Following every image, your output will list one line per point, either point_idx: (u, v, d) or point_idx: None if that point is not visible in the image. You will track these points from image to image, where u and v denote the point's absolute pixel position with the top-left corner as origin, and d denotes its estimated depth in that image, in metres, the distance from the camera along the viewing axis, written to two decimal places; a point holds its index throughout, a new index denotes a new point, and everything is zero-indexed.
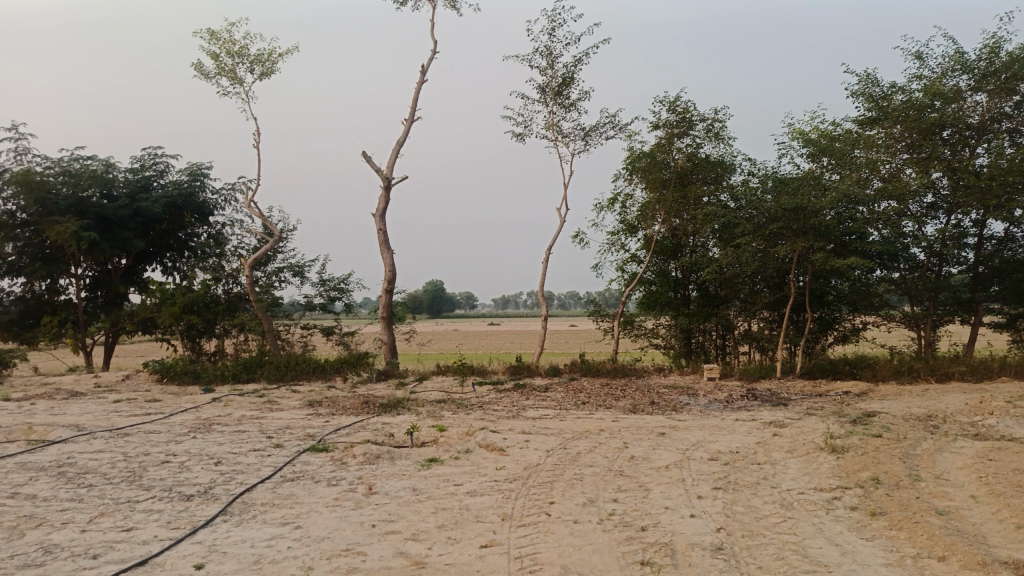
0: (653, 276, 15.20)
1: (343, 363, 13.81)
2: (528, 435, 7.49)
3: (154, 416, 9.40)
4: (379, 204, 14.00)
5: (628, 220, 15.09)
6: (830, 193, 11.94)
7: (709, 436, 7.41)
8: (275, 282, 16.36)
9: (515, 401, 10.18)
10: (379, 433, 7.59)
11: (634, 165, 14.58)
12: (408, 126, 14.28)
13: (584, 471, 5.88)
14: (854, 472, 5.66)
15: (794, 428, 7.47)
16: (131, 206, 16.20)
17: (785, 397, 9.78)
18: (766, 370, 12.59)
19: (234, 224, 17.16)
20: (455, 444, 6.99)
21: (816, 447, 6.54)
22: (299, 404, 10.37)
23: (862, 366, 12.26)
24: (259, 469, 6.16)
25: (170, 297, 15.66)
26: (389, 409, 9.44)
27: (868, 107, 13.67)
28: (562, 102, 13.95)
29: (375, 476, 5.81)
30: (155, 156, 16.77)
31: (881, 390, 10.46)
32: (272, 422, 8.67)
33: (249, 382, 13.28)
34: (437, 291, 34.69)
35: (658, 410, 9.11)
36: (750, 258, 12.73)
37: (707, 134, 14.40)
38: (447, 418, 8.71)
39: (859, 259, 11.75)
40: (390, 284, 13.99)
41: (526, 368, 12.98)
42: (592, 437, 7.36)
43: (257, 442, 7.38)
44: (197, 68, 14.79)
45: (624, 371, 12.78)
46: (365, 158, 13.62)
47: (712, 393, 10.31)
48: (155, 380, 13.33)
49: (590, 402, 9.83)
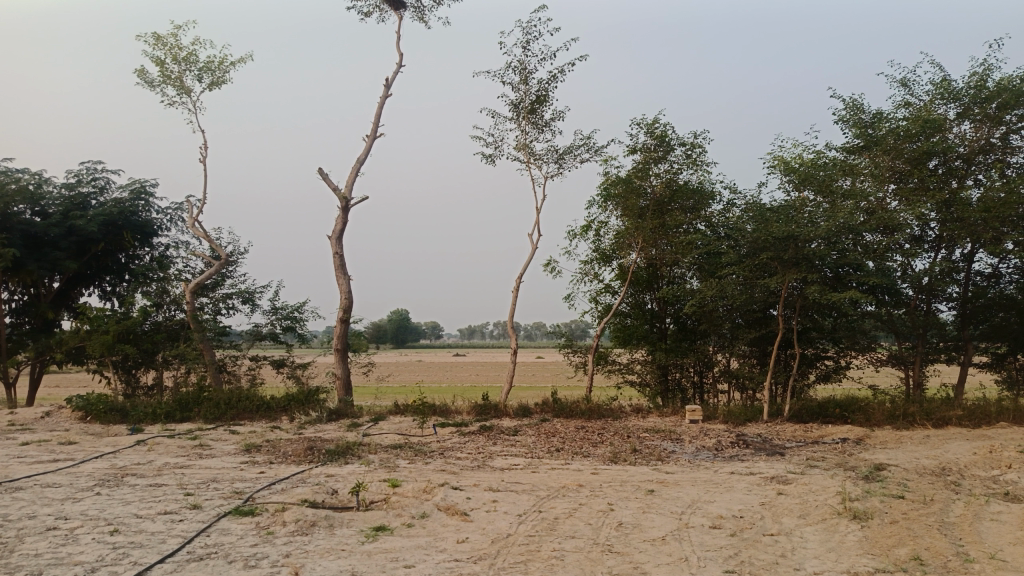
0: (627, 308, 14.32)
1: (291, 400, 12.57)
2: (495, 493, 6.40)
3: (61, 464, 8.10)
4: (336, 226, 12.91)
5: (602, 249, 14.24)
6: (822, 221, 11.12)
7: (705, 494, 6.41)
8: (222, 309, 15.17)
9: (481, 446, 9.09)
10: (320, 490, 6.43)
11: (609, 191, 13.77)
12: (368, 143, 13.27)
13: (565, 547, 4.83)
14: (890, 548, 4.71)
15: (800, 486, 6.51)
16: (64, 224, 14.83)
17: (780, 445, 8.84)
18: (752, 412, 11.69)
19: (179, 246, 15.92)
20: (408, 507, 5.86)
21: (833, 512, 5.59)
22: (235, 449, 9.13)
23: (855, 409, 11.42)
24: (164, 542, 4.98)
25: (102, 324, 14.24)
26: (336, 457, 8.28)
27: (856, 134, 13.03)
28: (535, 121, 13.12)
29: (306, 554, 4.67)
30: (95, 171, 15.46)
31: (878, 437, 9.60)
32: (197, 474, 7.46)
33: (183, 421, 11.97)
34: (402, 321, 33.27)
35: (641, 460, 8.09)
36: (735, 291, 11.92)
37: (686, 160, 13.66)
38: (401, 469, 7.58)
39: (858, 292, 10.92)
40: (345, 312, 12.86)
41: (493, 408, 11.90)
42: (569, 497, 6.32)
43: (172, 502, 6.17)
44: (141, 75, 13.67)
45: (599, 412, 11.77)
46: (321, 176, 12.55)
47: (698, 439, 9.33)
48: (79, 418, 11.95)
49: (565, 449, 8.78)
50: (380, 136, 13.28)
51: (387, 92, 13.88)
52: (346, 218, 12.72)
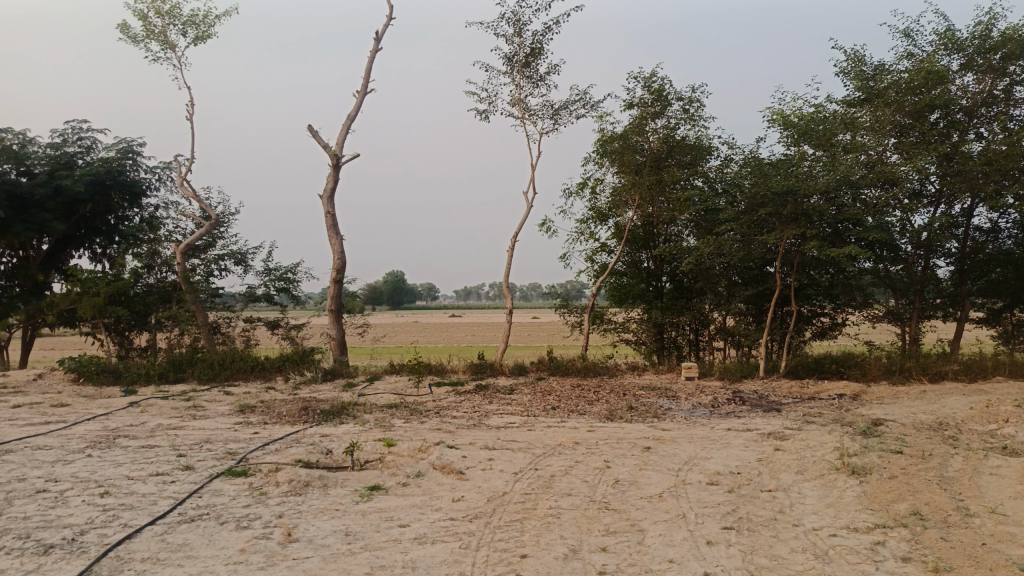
0: (623, 267, 14.20)
1: (285, 361, 12.49)
2: (491, 451, 6.35)
3: (53, 426, 8.03)
4: (327, 185, 12.68)
5: (598, 207, 14.05)
6: (821, 176, 10.94)
7: (702, 451, 6.36)
8: (214, 270, 15.01)
9: (477, 405, 9.04)
10: (314, 450, 6.37)
11: (605, 147, 13.53)
12: (359, 99, 12.97)
13: (561, 504, 4.78)
14: (889, 503, 4.67)
15: (798, 441, 6.47)
16: (50, 184, 14.55)
17: (776, 401, 8.81)
18: (748, 369, 11.66)
19: (169, 206, 15.67)
20: (403, 466, 5.80)
21: (831, 467, 5.54)
22: (229, 410, 9.06)
23: (851, 364, 11.40)
24: (155, 504, 4.91)
25: (93, 286, 13.99)
26: (331, 417, 8.22)
27: (857, 86, 12.75)
28: (530, 75, 12.81)
29: (300, 514, 4.61)
30: (80, 130, 15.11)
31: (875, 392, 9.57)
32: (190, 435, 7.40)
33: (177, 383, 11.91)
34: (398, 282, 33.16)
35: (638, 417, 8.04)
36: (732, 248, 11.79)
37: (684, 115, 13.40)
38: (396, 429, 7.52)
39: (857, 247, 10.79)
40: (338, 272, 12.70)
41: (488, 367, 11.85)
42: (565, 455, 6.28)
43: (164, 463, 6.10)
44: (123, 30, 13.27)
45: (595, 370, 11.73)
46: (310, 133, 12.29)
47: (694, 396, 9.29)
48: (72, 380, 11.87)
49: (561, 407, 8.73)
50: (370, 91, 12.98)
51: (377, 45, 13.52)
52: (337, 176, 12.48)
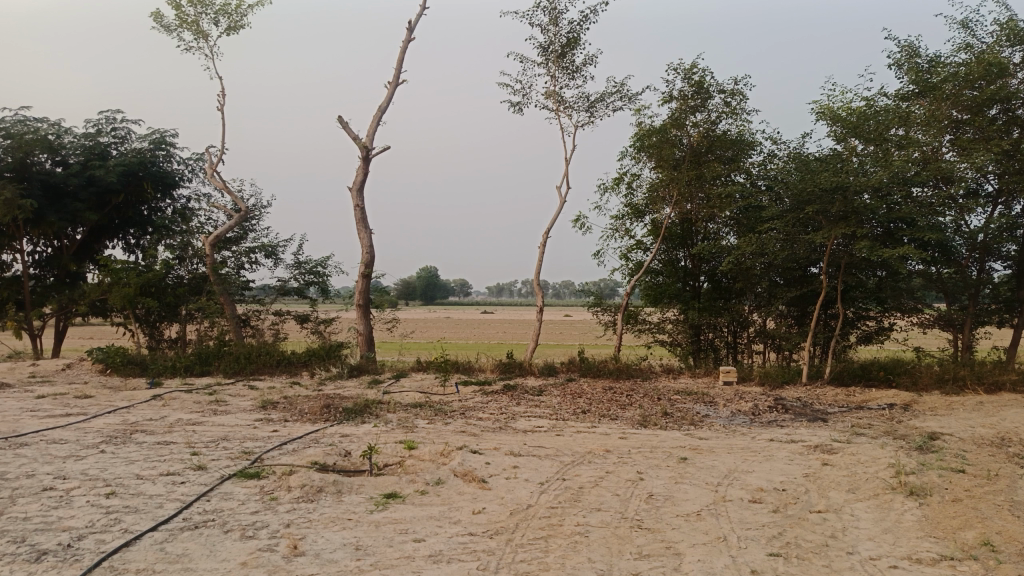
0: (659, 265, 13.72)
1: (312, 356, 12.29)
2: (517, 458, 6.00)
3: (73, 418, 7.89)
4: (357, 177, 12.45)
5: (634, 203, 13.60)
6: (873, 172, 10.35)
7: (743, 463, 5.94)
8: (244, 263, 14.90)
9: (504, 407, 8.71)
10: (332, 451, 6.09)
11: (642, 142, 13.08)
12: (390, 90, 12.72)
13: (590, 521, 4.41)
14: (955, 531, 4.21)
15: (848, 456, 6.01)
16: (84, 174, 14.58)
17: (821, 410, 8.31)
18: (790, 374, 11.13)
19: (201, 198, 15.63)
20: (423, 472, 5.48)
21: (886, 487, 5.09)
22: (251, 405, 8.85)
23: (900, 371, 10.81)
24: (161, 508, 4.66)
25: (123, 276, 13.93)
26: (354, 416, 7.96)
27: (910, 80, 12.07)
28: (565, 66, 12.42)
29: (310, 524, 4.32)
30: (114, 120, 15.12)
31: (927, 402, 9.00)
32: (209, 431, 7.18)
33: (203, 375, 11.80)
34: (432, 278, 33.03)
35: (673, 424, 7.62)
36: (776, 247, 11.27)
37: (725, 109, 12.88)
38: (420, 430, 7.22)
39: (911, 248, 10.16)
40: (367, 267, 12.47)
41: (517, 366, 11.51)
42: (596, 464, 5.90)
43: (176, 461, 5.87)
44: (156, 19, 13.20)
45: (628, 372, 11.32)
46: (340, 124, 12.07)
47: (733, 402, 8.82)
48: (99, 370, 11.83)
49: (592, 411, 8.35)
50: (402, 83, 12.71)
51: (410, 36, 13.27)
52: (366, 169, 12.23)
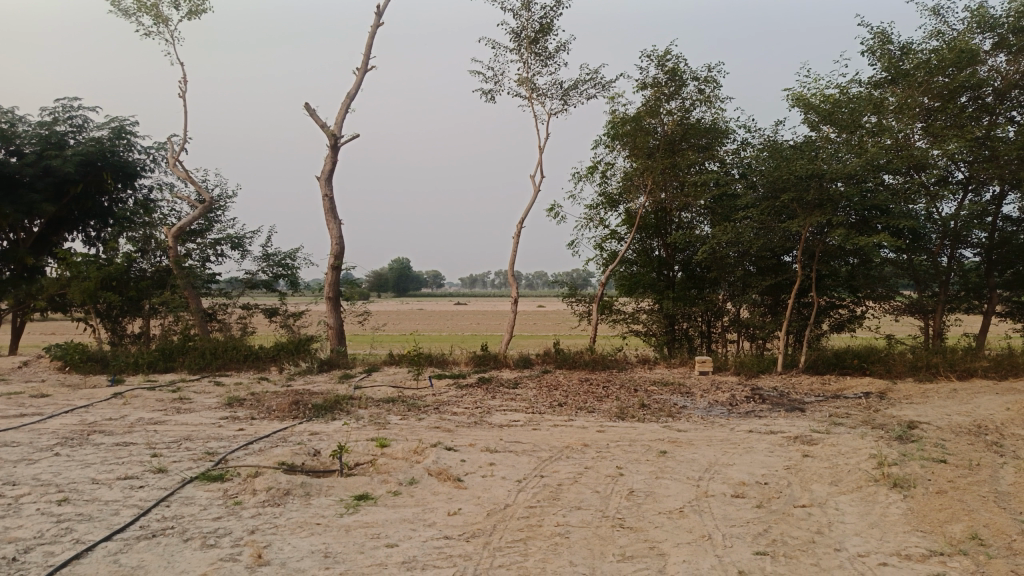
0: (633, 255, 13.63)
1: (280, 350, 11.99)
2: (493, 455, 5.81)
3: (27, 419, 7.53)
4: (325, 166, 12.13)
5: (608, 192, 13.47)
6: (847, 159, 10.30)
7: (724, 456, 5.83)
8: (210, 255, 14.51)
9: (479, 400, 8.53)
10: (300, 450, 5.85)
11: (617, 130, 12.93)
12: (359, 77, 12.40)
13: (570, 521, 4.25)
14: (942, 524, 4.12)
15: (828, 447, 5.92)
16: (39, 164, 14.03)
17: (799, 400, 8.25)
18: (766, 364, 11.10)
19: (163, 188, 15.17)
20: (395, 471, 5.27)
21: (869, 479, 5.00)
22: (216, 403, 8.54)
23: (874, 359, 10.83)
24: (116, 515, 4.40)
25: (83, 271, 13.46)
26: (323, 412, 7.72)
27: (883, 67, 12.07)
28: (538, 52, 12.21)
29: (276, 530, 4.09)
30: (71, 108, 14.56)
31: (901, 390, 9.00)
32: (172, 431, 6.89)
33: (166, 372, 11.43)
34: (404, 269, 32.69)
35: (651, 416, 7.49)
36: (752, 236, 11.19)
37: (699, 96, 12.78)
38: (392, 426, 7.00)
39: (886, 236, 10.14)
40: (336, 259, 12.17)
41: (491, 359, 11.32)
42: (574, 459, 5.75)
43: (135, 464, 5.59)
44: (114, 2, 12.70)
45: (604, 363, 11.20)
46: (307, 111, 11.74)
47: (710, 393, 8.72)
48: (58, 368, 11.41)
49: (568, 404, 8.20)
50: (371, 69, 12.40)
51: (378, 21, 12.94)
52: (335, 157, 11.92)
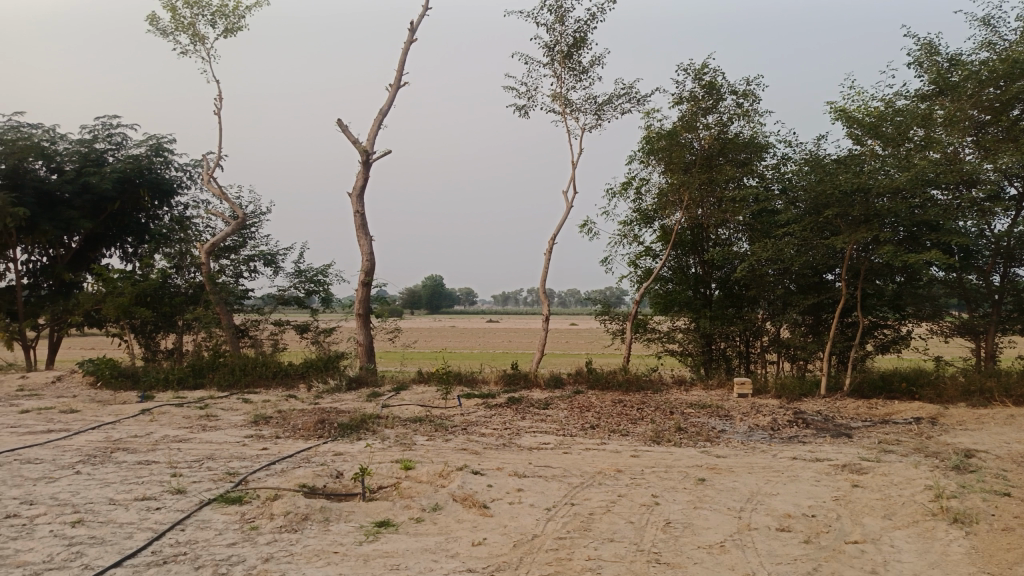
0: (669, 273, 13.31)
1: (310, 367, 11.89)
2: (522, 480, 5.56)
3: (54, 435, 7.48)
4: (357, 182, 12.07)
5: (642, 208, 13.20)
6: (893, 173, 9.90)
7: (767, 485, 5.50)
8: (243, 272, 14.53)
9: (509, 421, 8.30)
10: (322, 472, 5.66)
11: (652, 146, 12.69)
12: (391, 93, 12.36)
13: (603, 555, 3.97)
14: (1012, 565, 3.76)
15: (880, 477, 5.56)
16: (78, 182, 14.24)
17: (844, 425, 7.84)
18: (808, 386, 10.68)
19: (198, 205, 15.29)
20: (419, 496, 5.05)
21: (926, 513, 4.64)
22: (242, 421, 8.42)
23: (923, 382, 10.33)
24: (129, 539, 4.24)
25: (118, 287, 13.57)
26: (350, 431, 7.55)
27: (930, 79, 11.64)
28: (572, 67, 12.06)
29: (292, 559, 3.89)
30: (110, 127, 14.78)
31: (953, 415, 8.52)
32: (196, 449, 6.77)
33: (196, 388, 11.40)
34: (437, 287, 32.63)
35: (688, 440, 7.16)
36: (794, 253, 10.81)
37: (737, 110, 12.48)
38: (418, 448, 6.78)
39: (937, 253, 9.68)
40: (367, 275, 12.08)
41: (522, 378, 11.09)
42: (607, 486, 5.47)
43: (154, 484, 5.45)
44: (152, 23, 12.88)
45: (637, 384, 10.87)
46: (340, 128, 11.71)
47: (750, 416, 8.35)
48: (90, 383, 11.44)
49: (601, 426, 7.91)
50: (404, 85, 12.36)
51: (411, 37, 12.91)
52: (366, 174, 11.86)
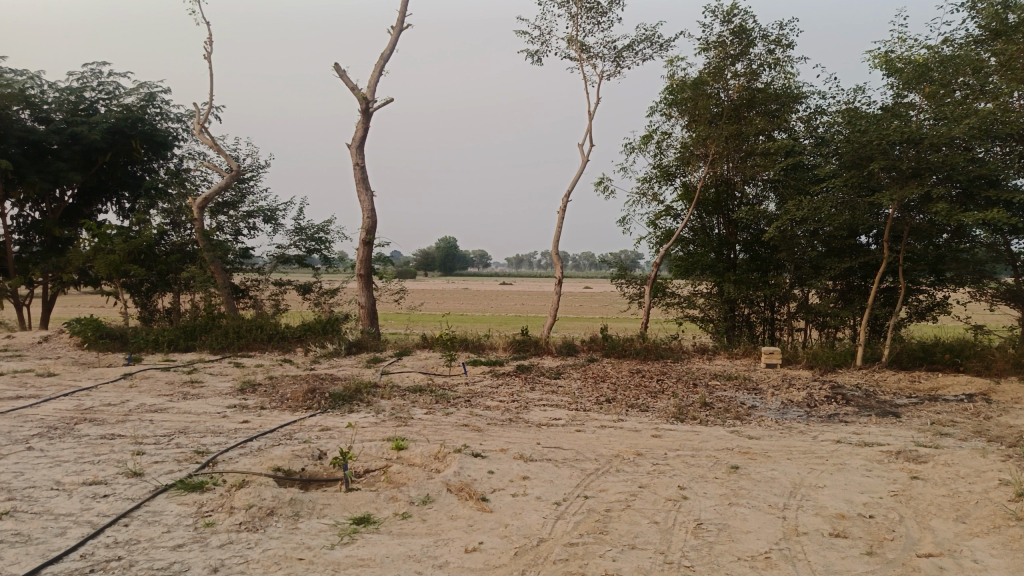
0: (691, 234, 12.43)
1: (308, 330, 11.22)
2: (529, 465, 4.84)
3: (20, 403, 6.85)
4: (357, 132, 11.25)
5: (663, 164, 12.30)
6: (943, 123, 8.92)
7: (811, 476, 4.77)
8: (241, 228, 13.84)
9: (516, 392, 7.59)
10: (301, 453, 4.96)
11: (675, 96, 11.74)
12: (394, 36, 11.47)
13: (624, 569, 3.26)
14: None
15: (944, 469, 4.78)
16: (67, 131, 13.50)
17: (888, 403, 7.06)
18: (842, 357, 9.89)
19: (194, 157, 14.54)
20: (409, 485, 4.35)
21: (1010, 518, 3.89)
22: (228, 388, 7.76)
23: (969, 354, 9.51)
24: (60, 536, 3.56)
25: (110, 242, 12.86)
26: (341, 402, 6.87)
27: (983, 21, 10.46)
28: (589, 8, 11.09)
29: (246, 569, 3.21)
30: (100, 74, 13.99)
31: (1007, 391, 7.74)
32: (169, 422, 6.10)
33: (187, 351, 10.80)
34: (450, 249, 31.84)
35: (715, 418, 6.42)
36: (832, 210, 9.91)
37: (769, 58, 11.47)
38: (414, 423, 6.07)
39: (996, 213, 8.72)
40: (368, 233, 11.32)
41: (533, 344, 10.38)
42: (626, 474, 4.74)
43: (109, 465, 4.78)
44: None
45: (656, 352, 10.14)
46: (338, 72, 10.85)
47: (782, 391, 7.58)
48: (76, 344, 10.86)
49: (618, 400, 7.19)
50: (408, 27, 11.45)
51: None
52: (366, 123, 11.03)
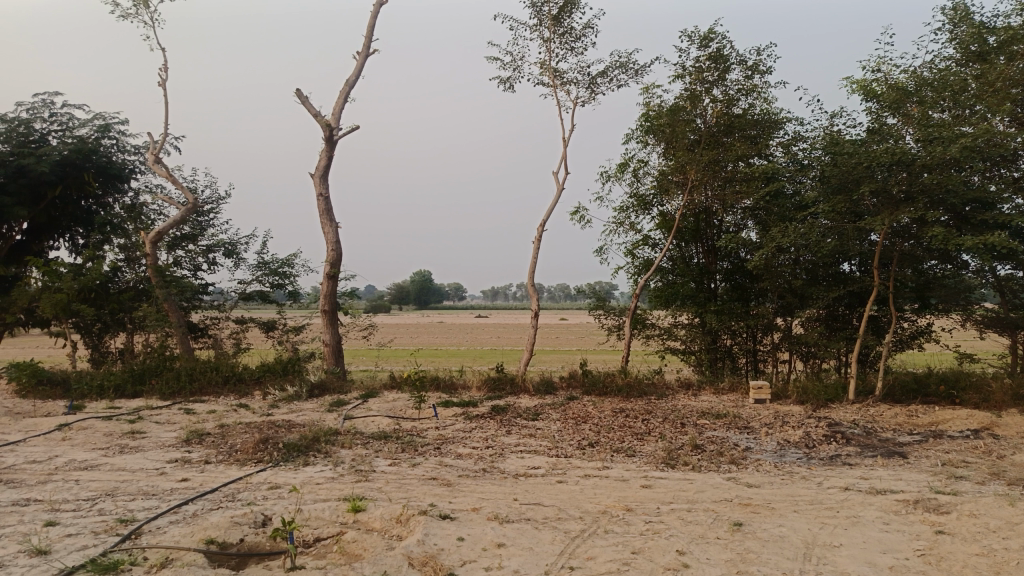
0: (670, 263, 11.98)
1: (267, 371, 10.50)
2: (504, 529, 4.22)
3: None
4: (320, 162, 10.70)
5: (640, 193, 11.89)
6: (930, 145, 8.58)
7: (825, 533, 4.20)
8: (199, 263, 13.14)
9: (491, 437, 6.95)
10: (242, 520, 4.29)
11: (652, 123, 11.38)
12: (359, 62, 11.00)
13: None
14: None
15: (973, 521, 4.25)
16: (14, 164, 12.76)
17: (892, 441, 6.54)
18: (834, 391, 9.41)
19: (150, 190, 13.85)
20: (364, 560, 3.70)
21: None
22: (173, 440, 7.03)
23: (964, 385, 9.09)
24: None
25: (57, 281, 12.07)
26: (296, 454, 6.19)
27: (963, 43, 10.17)
28: (561, 32, 10.73)
29: None
30: (51, 104, 13.34)
31: (1011, 424, 7.29)
32: (96, 483, 5.36)
33: (135, 397, 10.01)
34: (423, 281, 31.12)
35: (709, 463, 5.85)
36: (818, 237, 9.52)
37: (745, 84, 11.18)
38: (376, 477, 5.42)
39: (995, 237, 8.35)
40: (333, 267, 10.70)
41: (508, 383, 9.79)
42: (616, 537, 4.12)
43: (11, 541, 4.06)
44: None
45: (639, 389, 9.58)
46: (300, 99, 10.33)
47: (777, 430, 7.03)
48: (13, 391, 10.01)
49: (601, 445, 6.58)
50: (373, 52, 10.99)
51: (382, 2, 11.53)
52: (330, 152, 10.49)
